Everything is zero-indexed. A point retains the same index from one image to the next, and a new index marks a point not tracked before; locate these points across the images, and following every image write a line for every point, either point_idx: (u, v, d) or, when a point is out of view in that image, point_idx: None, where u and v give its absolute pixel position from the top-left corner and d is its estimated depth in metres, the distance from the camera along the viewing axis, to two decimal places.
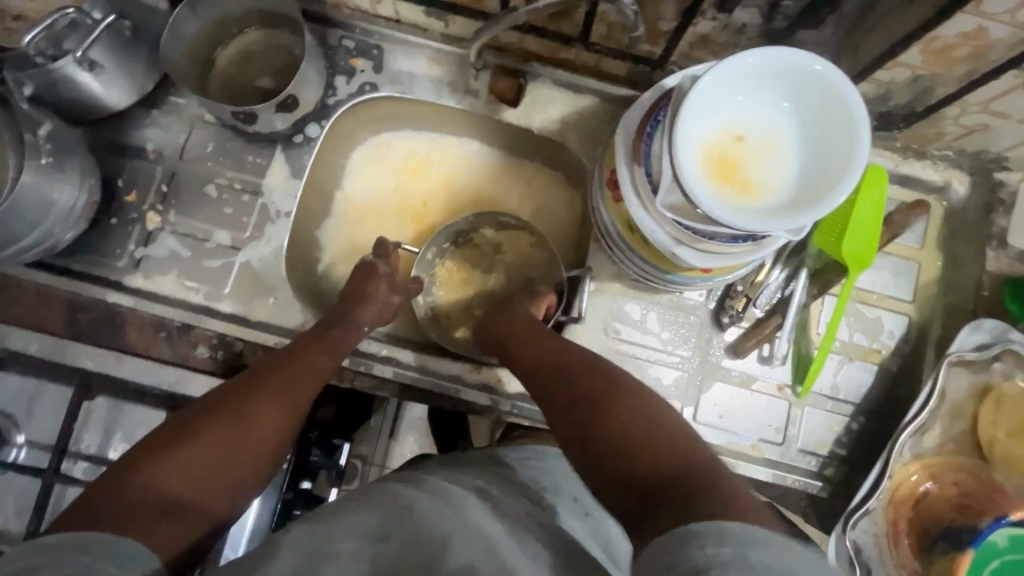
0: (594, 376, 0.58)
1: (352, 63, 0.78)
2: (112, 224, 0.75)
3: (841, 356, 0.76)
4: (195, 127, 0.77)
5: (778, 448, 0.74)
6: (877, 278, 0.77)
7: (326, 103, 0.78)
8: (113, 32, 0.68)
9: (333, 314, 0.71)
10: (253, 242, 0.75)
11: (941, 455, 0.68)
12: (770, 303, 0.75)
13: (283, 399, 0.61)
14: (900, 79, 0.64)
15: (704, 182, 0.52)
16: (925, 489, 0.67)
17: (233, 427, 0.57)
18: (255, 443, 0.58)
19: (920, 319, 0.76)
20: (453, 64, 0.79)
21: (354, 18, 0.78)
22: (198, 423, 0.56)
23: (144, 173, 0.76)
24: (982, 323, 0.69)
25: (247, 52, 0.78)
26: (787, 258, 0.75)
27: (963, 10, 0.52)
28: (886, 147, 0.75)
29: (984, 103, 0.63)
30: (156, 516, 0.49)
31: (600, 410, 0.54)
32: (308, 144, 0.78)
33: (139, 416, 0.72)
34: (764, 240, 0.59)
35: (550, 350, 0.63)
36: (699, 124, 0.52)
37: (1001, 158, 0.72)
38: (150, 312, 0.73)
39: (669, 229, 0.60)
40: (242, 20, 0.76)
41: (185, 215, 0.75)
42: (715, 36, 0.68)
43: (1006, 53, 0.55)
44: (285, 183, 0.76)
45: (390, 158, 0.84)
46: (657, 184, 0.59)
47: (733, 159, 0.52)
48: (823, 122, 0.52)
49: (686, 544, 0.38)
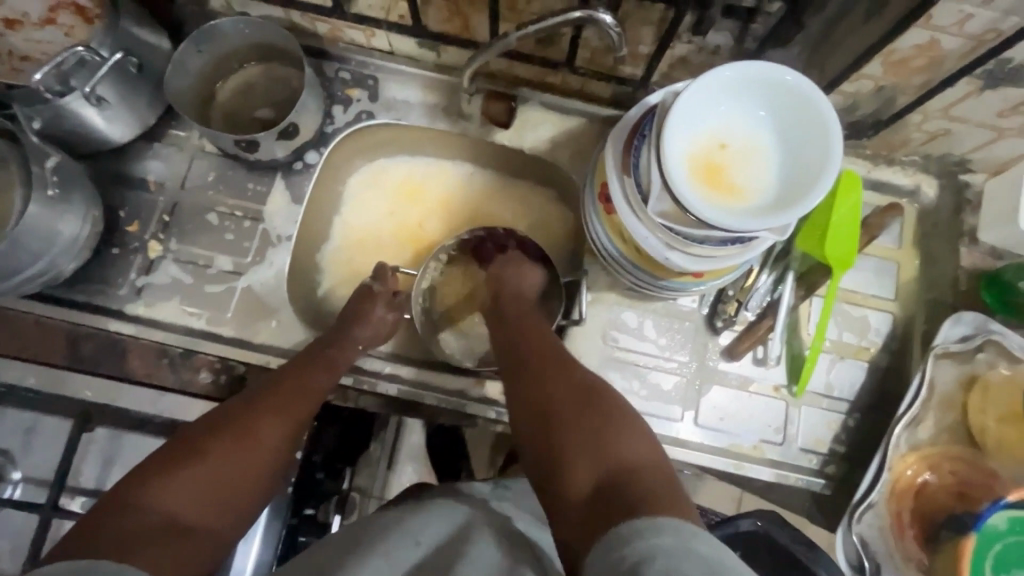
0: (578, 378, 0.59)
1: (348, 92, 0.82)
2: (113, 254, 0.75)
3: (833, 355, 0.79)
4: (196, 158, 0.79)
5: (778, 448, 0.76)
6: (859, 278, 0.80)
7: (324, 131, 0.81)
8: (119, 68, 0.70)
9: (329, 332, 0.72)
10: (255, 267, 0.76)
11: (937, 445, 0.70)
12: (760, 306, 0.78)
13: (281, 416, 0.62)
14: (865, 90, 0.69)
15: (692, 187, 0.55)
16: (924, 479, 0.69)
17: (233, 445, 0.57)
18: (258, 457, 0.58)
19: (905, 316, 0.79)
20: (446, 91, 0.83)
21: (349, 51, 0.82)
22: (199, 443, 0.56)
23: (146, 203, 0.77)
24: (963, 315, 0.72)
25: (247, 85, 0.81)
26: (773, 262, 0.77)
27: (916, 25, 0.57)
28: (859, 155, 0.80)
29: (944, 109, 0.68)
30: (161, 537, 0.48)
31: (581, 419, 0.55)
32: (307, 171, 0.80)
33: (138, 444, 0.72)
34: (751, 242, 0.62)
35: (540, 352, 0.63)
36: (684, 134, 0.56)
37: (964, 160, 0.77)
38: (152, 339, 0.74)
39: (661, 236, 0.63)
40: (242, 55, 0.79)
41: (186, 243, 0.76)
42: (692, 57, 0.73)
43: (958, 62, 0.61)
44: (286, 208, 0.78)
45: (389, 183, 0.87)
46: (647, 193, 0.62)
47: (718, 165, 0.56)
48: (799, 128, 0.55)
49: (623, 542, 0.42)
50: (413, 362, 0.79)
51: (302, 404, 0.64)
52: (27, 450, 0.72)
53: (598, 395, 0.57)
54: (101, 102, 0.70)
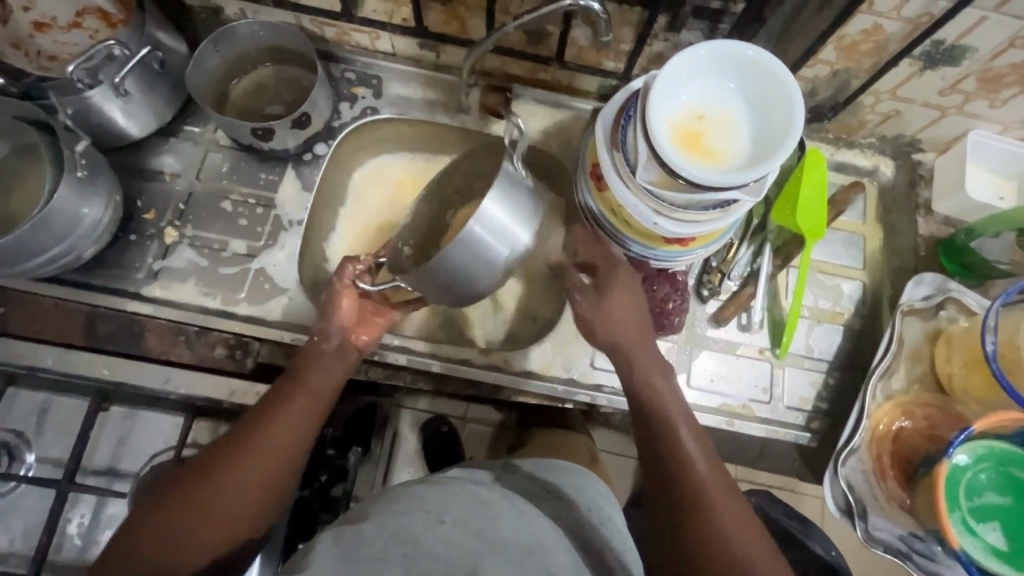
0: (703, 464, 0.63)
1: (354, 91, 0.88)
2: (130, 240, 0.79)
3: (811, 320, 0.85)
4: (211, 151, 0.84)
5: (766, 406, 0.81)
6: (830, 249, 0.87)
7: (331, 125, 0.87)
8: (145, 64, 0.75)
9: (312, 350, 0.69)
10: (268, 250, 0.80)
11: (910, 394, 0.77)
12: (742, 275, 0.84)
13: (260, 452, 0.60)
14: (822, 75, 0.77)
15: (676, 151, 0.61)
16: (899, 425, 0.75)
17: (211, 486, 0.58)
18: (238, 498, 0.59)
19: (873, 283, 0.86)
20: (445, 88, 0.89)
21: (354, 53, 0.89)
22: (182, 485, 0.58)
23: (162, 193, 0.82)
24: (924, 277, 0.80)
25: (259, 84, 0.87)
26: (752, 236, 0.84)
27: (861, 11, 0.66)
28: (822, 138, 0.88)
29: (892, 91, 0.77)
30: None
31: (706, 512, 0.60)
32: (316, 161, 0.85)
33: (155, 420, 0.78)
34: (732, 207, 0.68)
35: (668, 440, 0.65)
36: (667, 105, 0.62)
37: (915, 140, 0.86)
38: (168, 317, 0.76)
39: (650, 204, 0.69)
40: (255, 57, 0.85)
41: (201, 228, 0.80)
42: (669, 53, 0.81)
43: (900, 45, 0.69)
44: (296, 195, 0.83)
45: (387, 176, 0.91)
46: (635, 165, 0.68)
47: (697, 132, 0.63)
48: (766, 98, 0.63)
49: None
50: (419, 338, 0.82)
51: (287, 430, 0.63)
52: (42, 433, 0.75)
53: (720, 490, 0.62)
54: (127, 95, 0.75)
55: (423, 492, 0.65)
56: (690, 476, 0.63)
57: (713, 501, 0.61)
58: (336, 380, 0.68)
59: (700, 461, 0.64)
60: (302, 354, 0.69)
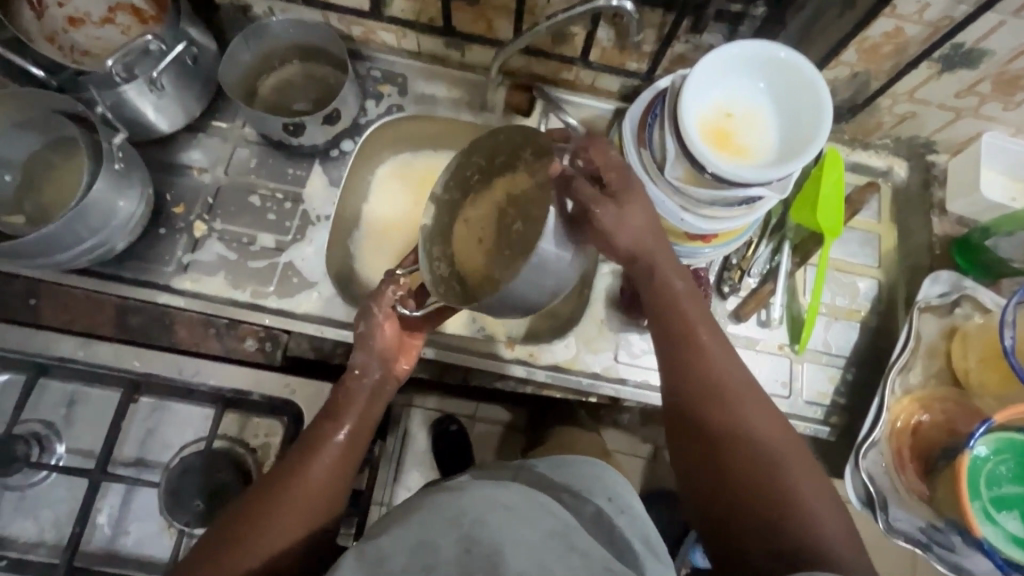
0: (766, 426, 0.59)
1: (380, 88, 0.90)
2: (160, 233, 0.80)
3: (828, 317, 0.86)
4: (239, 146, 0.85)
5: (786, 400, 0.83)
6: (847, 249, 0.89)
7: (358, 122, 0.88)
8: (179, 60, 0.76)
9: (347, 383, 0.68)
10: (296, 244, 0.81)
11: (927, 389, 0.78)
12: (762, 272, 0.86)
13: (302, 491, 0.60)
14: (842, 76, 0.79)
15: (706, 148, 0.63)
16: (920, 419, 0.77)
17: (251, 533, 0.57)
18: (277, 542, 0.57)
19: (889, 281, 0.88)
20: (469, 87, 0.91)
21: (380, 52, 0.90)
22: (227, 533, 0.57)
23: (191, 187, 0.82)
24: (940, 275, 0.81)
25: (286, 81, 0.88)
26: (770, 234, 0.86)
27: (884, 14, 0.68)
28: (838, 139, 0.90)
29: (910, 92, 0.79)
30: None
31: (783, 480, 0.56)
32: (343, 157, 0.86)
33: (185, 412, 0.77)
34: (756, 203, 0.70)
35: (716, 411, 0.60)
36: (697, 103, 0.64)
37: (929, 142, 0.88)
38: (199, 309, 0.78)
39: (676, 200, 0.70)
40: (283, 54, 0.86)
41: (230, 222, 0.81)
42: (691, 54, 0.83)
43: (920, 47, 0.71)
44: (324, 190, 0.84)
45: (398, 183, 0.91)
46: (663, 162, 0.69)
47: (726, 130, 0.65)
48: (793, 98, 0.65)
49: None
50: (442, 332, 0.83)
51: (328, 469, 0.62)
52: (72, 423, 0.75)
53: (788, 455, 0.58)
54: (160, 90, 0.76)
55: (448, 491, 0.53)
56: (750, 443, 0.58)
57: (736, 429, 0.59)
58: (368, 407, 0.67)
59: (760, 424, 0.59)
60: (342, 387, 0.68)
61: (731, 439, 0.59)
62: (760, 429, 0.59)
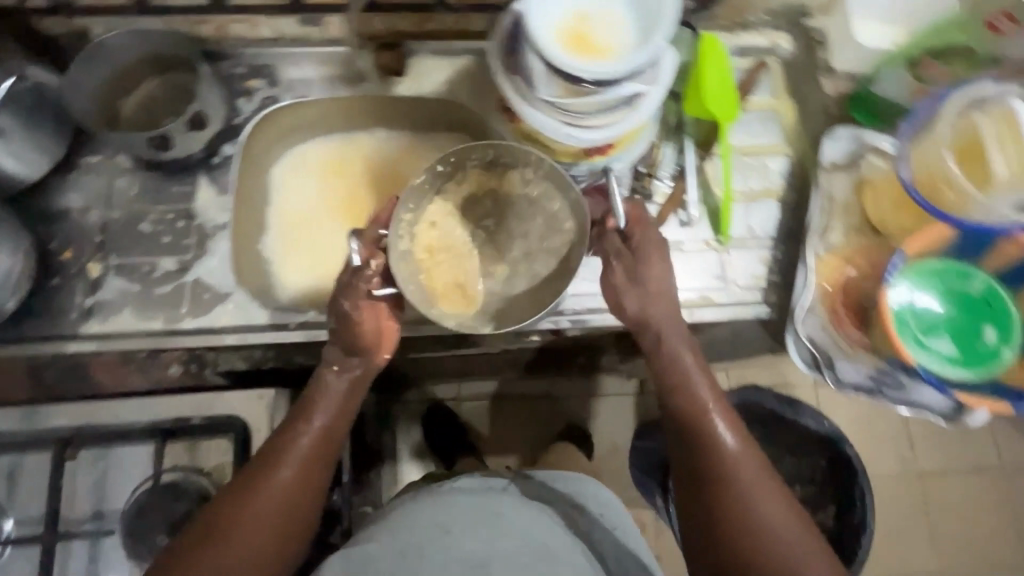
0: (773, 513, 0.62)
1: (248, 84, 0.86)
2: (54, 283, 0.76)
3: (746, 202, 0.85)
4: (116, 176, 0.81)
5: (722, 291, 0.83)
6: (750, 131, 0.87)
7: (233, 122, 0.84)
8: (15, 99, 0.74)
9: (317, 379, 0.69)
10: (199, 260, 0.79)
11: (852, 243, 0.83)
12: (672, 174, 0.85)
13: (283, 489, 0.62)
14: None
15: (564, 52, 0.62)
16: (849, 273, 0.82)
17: (237, 527, 0.59)
18: (264, 536, 0.60)
19: (799, 154, 0.86)
20: (340, 60, 0.88)
21: (238, 46, 0.86)
22: (211, 532, 0.59)
23: (76, 229, 0.79)
24: (837, 133, 0.85)
25: (147, 99, 0.84)
26: (671, 134, 0.86)
27: None
28: (718, 26, 0.90)
29: None
30: None
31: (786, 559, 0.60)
32: (226, 162, 0.83)
33: (129, 456, 0.74)
34: (637, 101, 0.68)
35: (716, 491, 0.64)
36: (545, 11, 0.63)
37: (803, 6, 0.88)
38: (114, 349, 0.75)
39: (556, 116, 0.68)
40: (136, 72, 0.82)
41: (127, 255, 0.78)
42: None
43: None
44: (215, 199, 0.81)
45: (297, 180, 0.90)
46: (532, 81, 0.67)
47: (582, 33, 0.64)
48: None
49: None
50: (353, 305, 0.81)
51: (317, 462, 0.65)
52: (13, 494, 0.72)
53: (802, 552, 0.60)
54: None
55: (422, 507, 0.76)
56: (749, 529, 0.61)
57: (724, 466, 0.65)
58: (348, 397, 0.69)
59: (768, 512, 0.62)
60: (311, 383, 0.69)
61: (736, 534, 0.62)
62: (759, 508, 0.62)
